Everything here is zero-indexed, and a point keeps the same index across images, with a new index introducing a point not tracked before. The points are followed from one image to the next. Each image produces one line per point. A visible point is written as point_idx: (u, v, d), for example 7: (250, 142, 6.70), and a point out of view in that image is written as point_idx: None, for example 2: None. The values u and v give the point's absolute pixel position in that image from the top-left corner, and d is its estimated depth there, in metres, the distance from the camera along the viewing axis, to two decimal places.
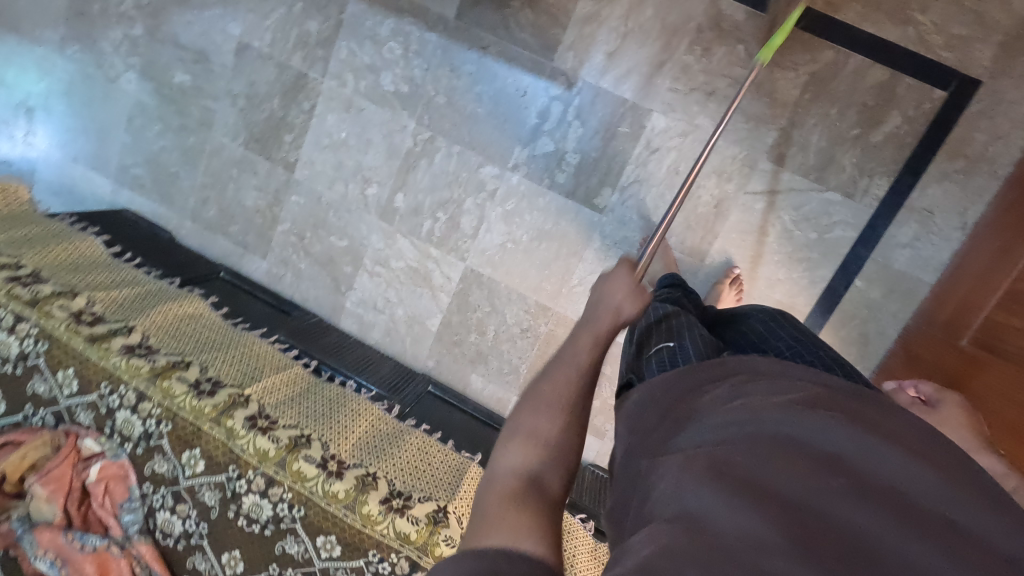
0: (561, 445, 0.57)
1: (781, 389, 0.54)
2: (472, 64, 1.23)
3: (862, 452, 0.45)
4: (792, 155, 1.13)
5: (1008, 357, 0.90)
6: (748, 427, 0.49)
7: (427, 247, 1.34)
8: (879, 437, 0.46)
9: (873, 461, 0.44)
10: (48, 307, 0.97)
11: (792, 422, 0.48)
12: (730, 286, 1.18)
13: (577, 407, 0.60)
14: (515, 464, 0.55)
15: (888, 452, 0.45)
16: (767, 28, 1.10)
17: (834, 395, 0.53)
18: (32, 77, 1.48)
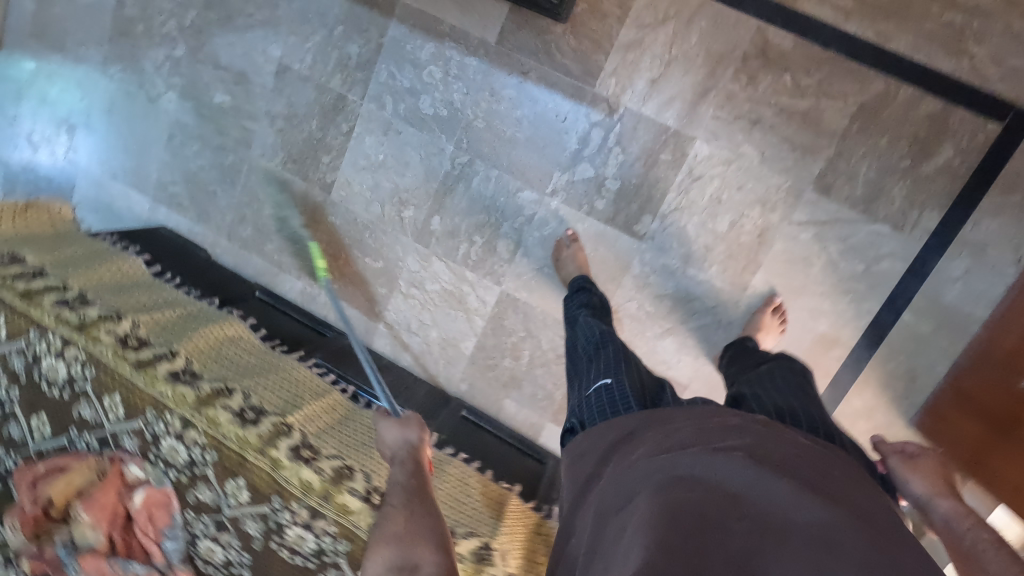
0: (412, 543, 0.72)
1: (704, 443, 0.66)
2: (513, 89, 1.22)
3: (763, 491, 0.57)
4: (839, 186, 1.11)
5: None
6: (669, 476, 0.61)
7: (463, 270, 1.34)
8: (774, 480, 0.58)
9: (766, 496, 0.57)
10: (96, 331, 0.97)
11: (703, 470, 0.60)
12: (774, 314, 1.17)
13: (408, 508, 0.77)
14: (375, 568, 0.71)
15: (779, 493, 0.57)
16: (817, 57, 1.08)
17: (752, 443, 0.66)
18: (74, 94, 1.50)
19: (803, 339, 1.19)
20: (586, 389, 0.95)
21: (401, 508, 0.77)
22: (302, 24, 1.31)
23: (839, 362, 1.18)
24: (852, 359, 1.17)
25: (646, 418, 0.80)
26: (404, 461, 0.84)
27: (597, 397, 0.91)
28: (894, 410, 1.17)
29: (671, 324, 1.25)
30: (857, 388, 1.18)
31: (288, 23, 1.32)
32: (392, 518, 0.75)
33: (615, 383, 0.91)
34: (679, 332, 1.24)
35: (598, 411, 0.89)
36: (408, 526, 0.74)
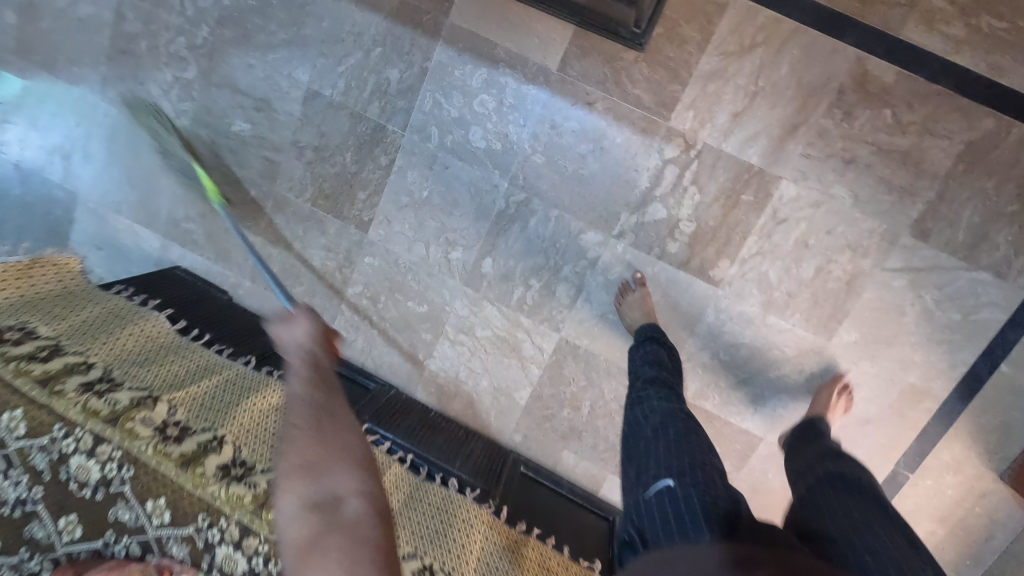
0: (326, 467, 0.67)
1: None
2: (577, 121, 1.10)
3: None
4: (939, 231, 1.03)
5: None
6: None
7: (517, 315, 1.23)
8: None
9: None
10: (131, 424, 0.85)
11: None
12: (840, 394, 1.10)
13: (308, 426, 0.70)
14: (295, 497, 0.66)
15: None
16: (922, 92, 0.98)
17: None
18: (69, 119, 1.33)
19: (891, 391, 1.12)
20: (643, 492, 0.80)
21: (303, 411, 0.71)
22: (335, 45, 1.16)
23: (928, 415, 1.11)
24: (943, 412, 1.11)
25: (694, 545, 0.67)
26: (297, 368, 0.78)
27: (658, 505, 0.76)
28: (985, 464, 1.11)
29: (747, 374, 1.16)
30: (947, 440, 1.12)
31: (317, 43, 1.17)
32: (296, 442, 0.69)
33: (677, 489, 0.76)
34: (755, 382, 1.16)
35: (660, 523, 0.74)
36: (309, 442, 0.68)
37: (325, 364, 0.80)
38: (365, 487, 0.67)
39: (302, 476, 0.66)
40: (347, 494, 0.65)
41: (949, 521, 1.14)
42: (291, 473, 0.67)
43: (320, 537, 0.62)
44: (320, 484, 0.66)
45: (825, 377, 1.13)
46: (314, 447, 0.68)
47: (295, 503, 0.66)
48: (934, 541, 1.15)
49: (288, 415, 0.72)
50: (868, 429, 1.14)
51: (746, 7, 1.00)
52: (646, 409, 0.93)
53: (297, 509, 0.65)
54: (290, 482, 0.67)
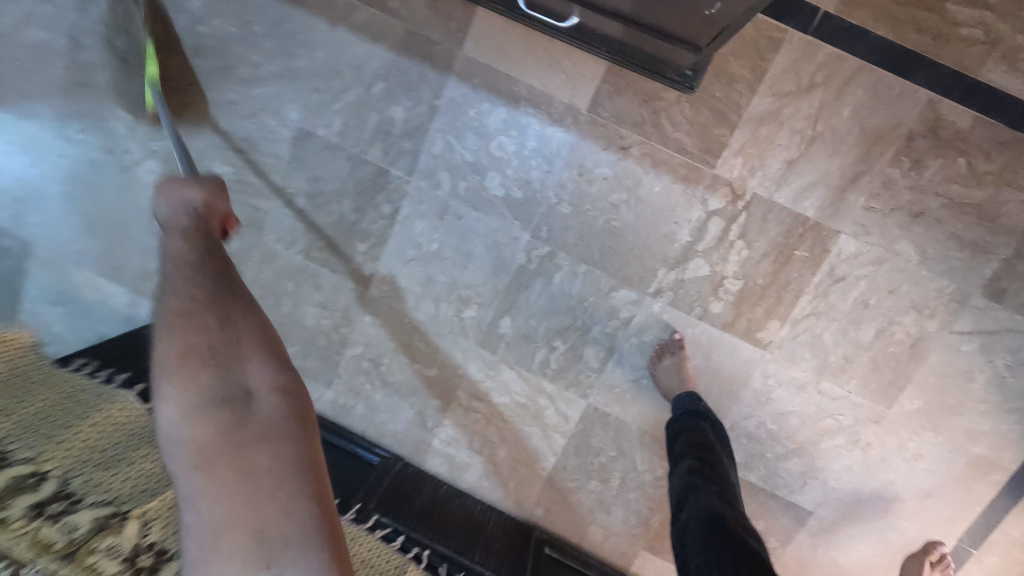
0: (237, 374, 0.58)
1: None
2: (609, 167, 0.98)
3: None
4: (1015, 291, 0.93)
5: None
6: None
7: (540, 380, 1.10)
8: None
9: None
10: (94, 559, 0.72)
11: None
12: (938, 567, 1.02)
13: (209, 320, 0.59)
14: (195, 418, 0.55)
15: None
16: (998, 139, 0.88)
17: None
18: (20, 161, 1.15)
19: (957, 462, 1.01)
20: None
21: (201, 313, 0.59)
22: (330, 79, 1.02)
23: (997, 488, 1.01)
24: (1013, 484, 1.00)
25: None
26: (179, 227, 0.64)
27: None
28: None
29: (799, 445, 1.04)
30: (1016, 515, 1.02)
31: (310, 77, 1.02)
32: (199, 335, 0.58)
33: None
34: (806, 454, 1.05)
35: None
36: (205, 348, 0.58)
37: (215, 234, 0.66)
38: (281, 382, 0.59)
39: (210, 382, 0.56)
40: (263, 396, 0.58)
41: None
42: (178, 371, 0.56)
43: (236, 464, 0.55)
44: (229, 378, 0.57)
45: (884, 448, 1.02)
46: (216, 350, 0.58)
47: (197, 427, 0.55)
48: None
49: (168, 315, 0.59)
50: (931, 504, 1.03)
51: (803, 42, 0.89)
52: (693, 514, 0.83)
53: (200, 432, 0.55)
54: (179, 390, 0.56)
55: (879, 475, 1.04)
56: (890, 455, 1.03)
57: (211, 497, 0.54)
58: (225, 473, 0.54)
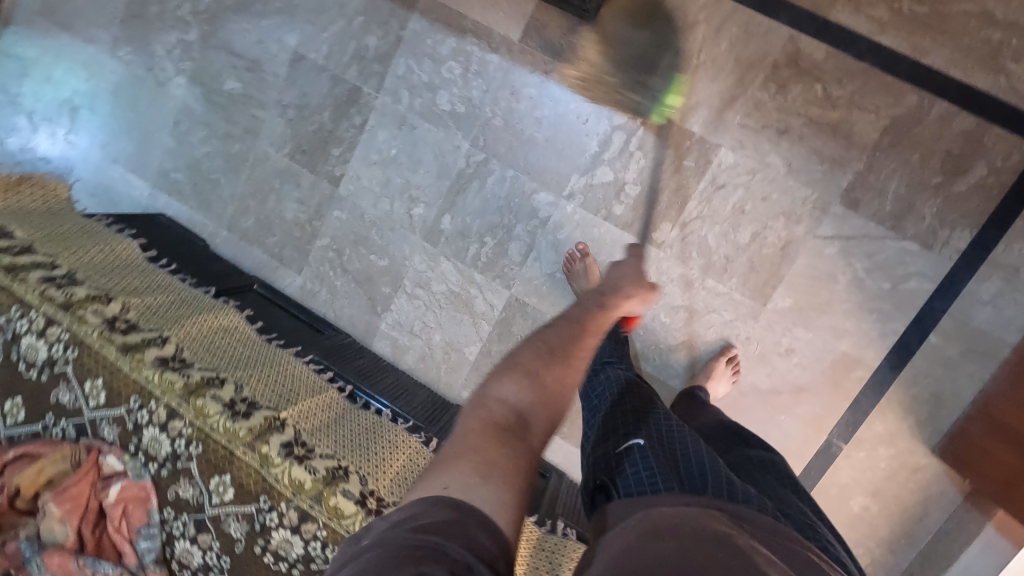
0: (557, 407, 0.66)
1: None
2: (534, 88, 1.20)
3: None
4: (868, 200, 1.08)
5: None
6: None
7: (472, 272, 1.29)
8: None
9: None
10: (82, 311, 0.91)
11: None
12: None
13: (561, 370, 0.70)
14: (502, 395, 0.65)
15: None
16: (849, 68, 1.06)
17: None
18: (80, 75, 1.46)
19: (824, 357, 1.14)
20: (613, 448, 0.78)
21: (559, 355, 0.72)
22: (321, 13, 1.28)
23: (861, 384, 1.13)
24: (876, 380, 1.13)
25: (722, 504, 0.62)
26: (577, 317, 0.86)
27: (633, 458, 0.73)
28: (917, 438, 1.12)
29: (687, 338, 1.20)
30: (879, 411, 1.13)
31: (307, 12, 1.29)
32: (544, 369, 0.69)
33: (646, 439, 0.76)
34: (695, 346, 1.19)
35: (639, 471, 0.70)
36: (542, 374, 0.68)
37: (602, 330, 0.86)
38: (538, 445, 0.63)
39: (532, 388, 0.66)
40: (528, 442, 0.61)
41: (882, 495, 1.15)
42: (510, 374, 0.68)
43: (494, 438, 0.59)
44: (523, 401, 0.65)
45: (761, 343, 1.16)
46: (547, 374, 0.68)
47: (504, 398, 0.64)
48: (868, 516, 1.16)
49: (552, 346, 0.74)
50: (803, 397, 1.16)
51: None
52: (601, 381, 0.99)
53: (499, 403, 0.64)
54: (505, 376, 0.67)
55: (757, 368, 1.17)
56: (767, 351, 1.16)
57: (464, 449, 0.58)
58: (487, 439, 0.59)
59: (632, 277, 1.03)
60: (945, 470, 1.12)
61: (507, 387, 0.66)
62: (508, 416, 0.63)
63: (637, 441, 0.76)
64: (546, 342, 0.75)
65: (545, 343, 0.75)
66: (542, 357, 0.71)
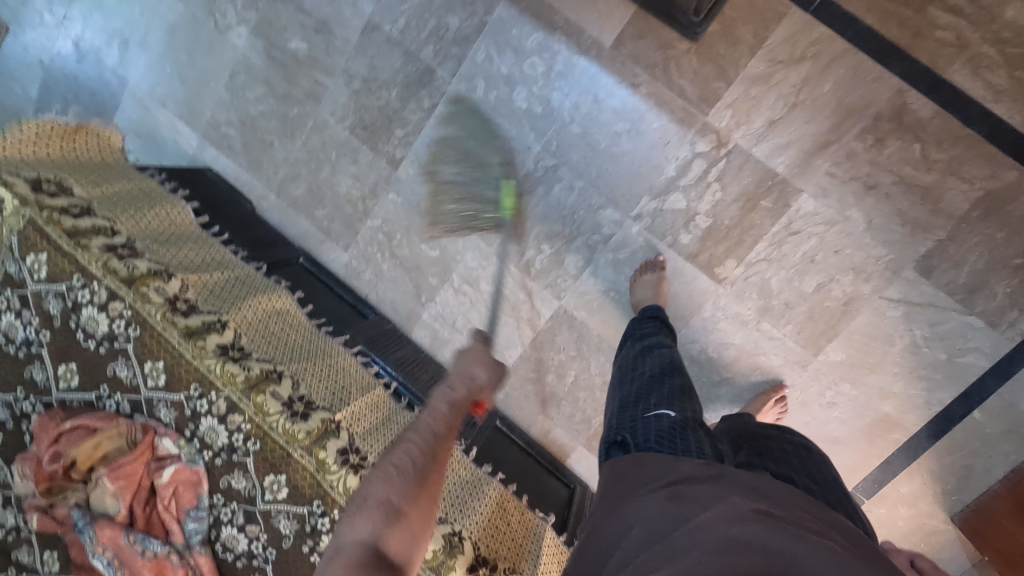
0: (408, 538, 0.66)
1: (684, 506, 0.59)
2: (618, 99, 1.14)
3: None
4: (943, 270, 1.06)
5: None
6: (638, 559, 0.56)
7: (523, 276, 1.27)
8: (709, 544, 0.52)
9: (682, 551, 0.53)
10: (145, 289, 0.89)
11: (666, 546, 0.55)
12: None
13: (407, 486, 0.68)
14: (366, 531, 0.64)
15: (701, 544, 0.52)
16: (953, 132, 1.01)
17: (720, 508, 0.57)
18: (135, 7, 1.38)
19: (864, 415, 1.15)
20: (643, 412, 0.81)
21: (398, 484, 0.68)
22: None
23: (896, 446, 1.15)
24: (911, 445, 1.14)
25: (704, 467, 0.66)
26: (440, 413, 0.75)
27: (657, 424, 0.78)
28: (939, 503, 1.15)
29: (733, 375, 1.20)
30: (907, 474, 1.16)
31: None
32: (388, 492, 0.67)
33: (682, 420, 0.78)
34: (737, 384, 1.20)
35: (655, 439, 0.76)
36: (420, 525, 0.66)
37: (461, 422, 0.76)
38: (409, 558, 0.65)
39: (381, 516, 0.66)
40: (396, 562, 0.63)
41: None
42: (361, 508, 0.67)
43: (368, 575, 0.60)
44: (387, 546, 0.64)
45: (804, 391, 1.17)
46: (411, 502, 0.67)
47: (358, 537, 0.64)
48: None
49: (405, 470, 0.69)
50: (835, 449, 1.18)
51: (803, 19, 1.03)
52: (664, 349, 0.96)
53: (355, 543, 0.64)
54: (363, 511, 0.66)
55: (796, 414, 1.18)
56: (808, 400, 1.17)
57: None
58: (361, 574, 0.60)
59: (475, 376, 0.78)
60: (959, 538, 1.15)
61: (359, 524, 0.65)
62: (364, 558, 0.62)
63: (668, 412, 0.80)
64: (390, 468, 0.69)
65: (394, 459, 0.71)
66: (352, 508, 0.67)
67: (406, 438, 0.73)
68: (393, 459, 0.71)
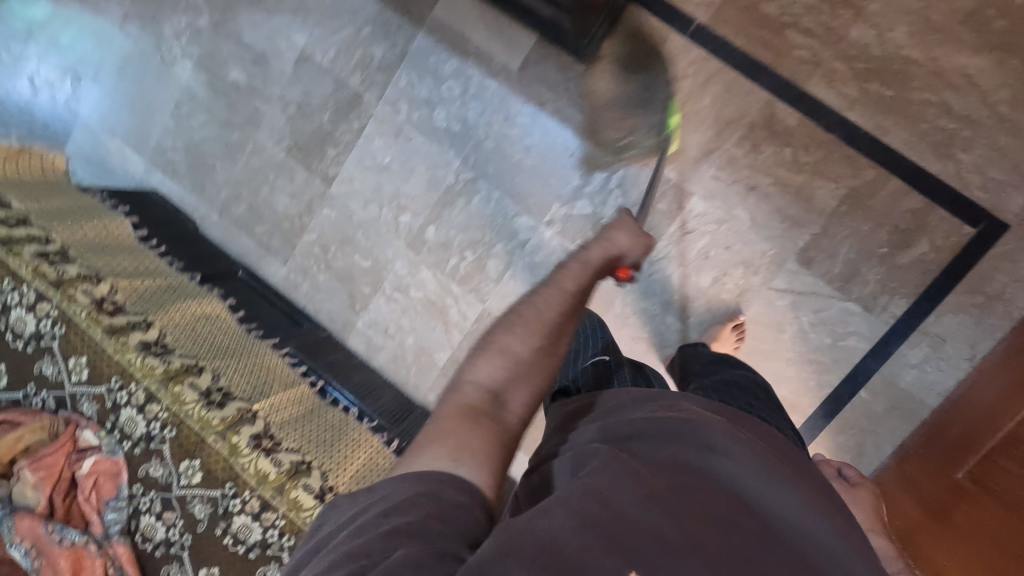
0: (531, 379, 0.64)
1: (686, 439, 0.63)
2: (527, 116, 1.26)
3: (769, 496, 0.59)
4: (820, 261, 1.17)
5: (1002, 497, 0.93)
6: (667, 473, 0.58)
7: (449, 282, 1.35)
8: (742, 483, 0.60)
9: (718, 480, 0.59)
10: (72, 290, 0.96)
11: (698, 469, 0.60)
12: None
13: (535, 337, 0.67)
14: (485, 378, 0.62)
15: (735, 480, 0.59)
16: (816, 137, 1.14)
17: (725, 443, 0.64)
18: (87, 45, 1.48)
19: None
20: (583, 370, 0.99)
21: (520, 339, 0.66)
22: (332, 18, 1.32)
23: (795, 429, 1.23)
24: (809, 427, 1.22)
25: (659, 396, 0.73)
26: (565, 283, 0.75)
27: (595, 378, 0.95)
28: None
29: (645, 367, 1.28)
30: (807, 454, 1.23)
31: (318, 15, 1.33)
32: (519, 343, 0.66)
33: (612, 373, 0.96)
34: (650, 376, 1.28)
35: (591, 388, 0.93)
36: (534, 377, 0.64)
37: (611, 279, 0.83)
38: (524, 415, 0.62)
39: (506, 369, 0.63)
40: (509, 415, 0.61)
41: None
42: (488, 354, 0.65)
43: (479, 424, 0.58)
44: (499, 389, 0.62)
45: None
46: (535, 356, 0.65)
47: (477, 381, 0.62)
48: None
49: (537, 324, 0.68)
50: None
51: (681, 43, 1.17)
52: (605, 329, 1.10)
53: (475, 388, 0.62)
54: (484, 355, 0.65)
55: None
56: None
57: (433, 437, 0.57)
58: (471, 424, 0.58)
59: (616, 243, 0.84)
60: None
61: (479, 368, 0.63)
62: (480, 405, 0.60)
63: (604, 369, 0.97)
64: (518, 318, 0.68)
65: (524, 312, 0.69)
66: (473, 353, 0.65)
67: (529, 301, 0.71)
68: (539, 309, 0.70)
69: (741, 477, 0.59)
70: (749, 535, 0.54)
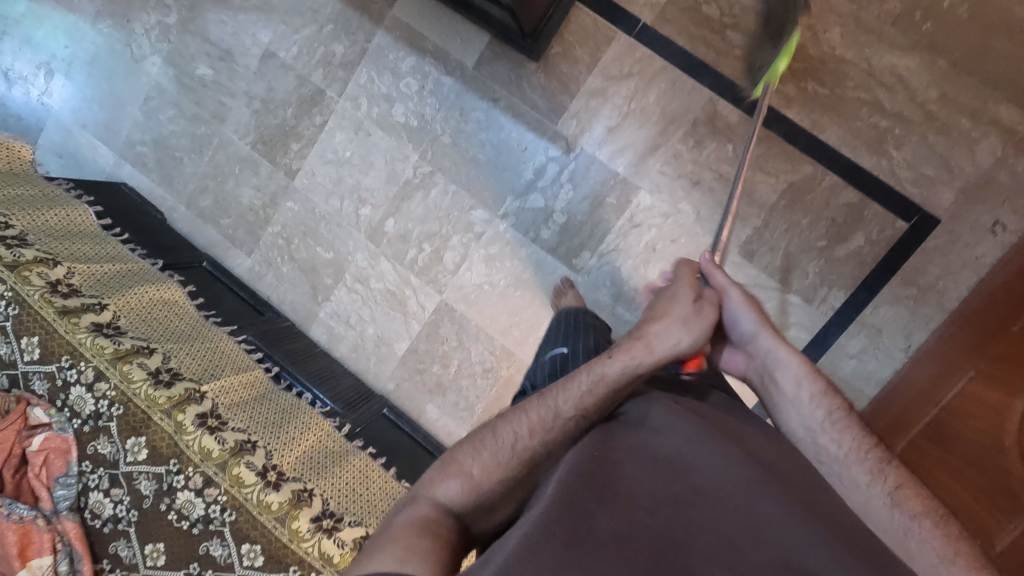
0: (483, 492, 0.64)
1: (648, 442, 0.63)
2: (482, 112, 1.30)
3: (704, 468, 0.60)
4: (761, 253, 1.21)
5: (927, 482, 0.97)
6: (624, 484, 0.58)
7: (408, 273, 1.38)
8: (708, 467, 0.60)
9: (688, 474, 0.59)
10: (27, 273, 0.99)
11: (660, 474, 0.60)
12: None
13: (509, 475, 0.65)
14: (447, 499, 0.63)
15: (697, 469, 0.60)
16: (756, 133, 1.18)
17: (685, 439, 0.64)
18: (60, 41, 1.52)
19: None
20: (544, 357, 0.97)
21: (485, 470, 0.65)
22: (295, 16, 1.37)
23: None
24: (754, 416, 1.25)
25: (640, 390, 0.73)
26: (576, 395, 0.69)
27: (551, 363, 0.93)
28: None
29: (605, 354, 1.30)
30: None
31: (282, 13, 1.37)
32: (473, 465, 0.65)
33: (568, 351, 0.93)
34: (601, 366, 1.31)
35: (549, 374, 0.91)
36: (503, 480, 0.65)
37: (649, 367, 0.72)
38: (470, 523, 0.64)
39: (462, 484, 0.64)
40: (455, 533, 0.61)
41: None
42: (446, 469, 0.66)
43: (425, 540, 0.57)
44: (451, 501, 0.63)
45: None
46: (493, 477, 0.65)
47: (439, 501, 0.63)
48: None
49: (511, 451, 0.66)
50: None
51: (628, 42, 1.21)
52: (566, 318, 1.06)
53: (434, 510, 0.62)
54: (444, 471, 0.65)
55: None
56: None
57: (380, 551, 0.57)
58: (420, 537, 0.58)
59: (680, 339, 0.73)
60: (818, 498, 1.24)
61: (442, 486, 0.64)
62: (439, 524, 0.61)
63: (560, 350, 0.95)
64: (490, 431, 0.68)
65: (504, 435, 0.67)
66: (440, 470, 0.66)
67: (518, 414, 0.68)
68: (515, 426, 0.67)
69: (680, 450, 0.61)
70: (675, 510, 0.56)
